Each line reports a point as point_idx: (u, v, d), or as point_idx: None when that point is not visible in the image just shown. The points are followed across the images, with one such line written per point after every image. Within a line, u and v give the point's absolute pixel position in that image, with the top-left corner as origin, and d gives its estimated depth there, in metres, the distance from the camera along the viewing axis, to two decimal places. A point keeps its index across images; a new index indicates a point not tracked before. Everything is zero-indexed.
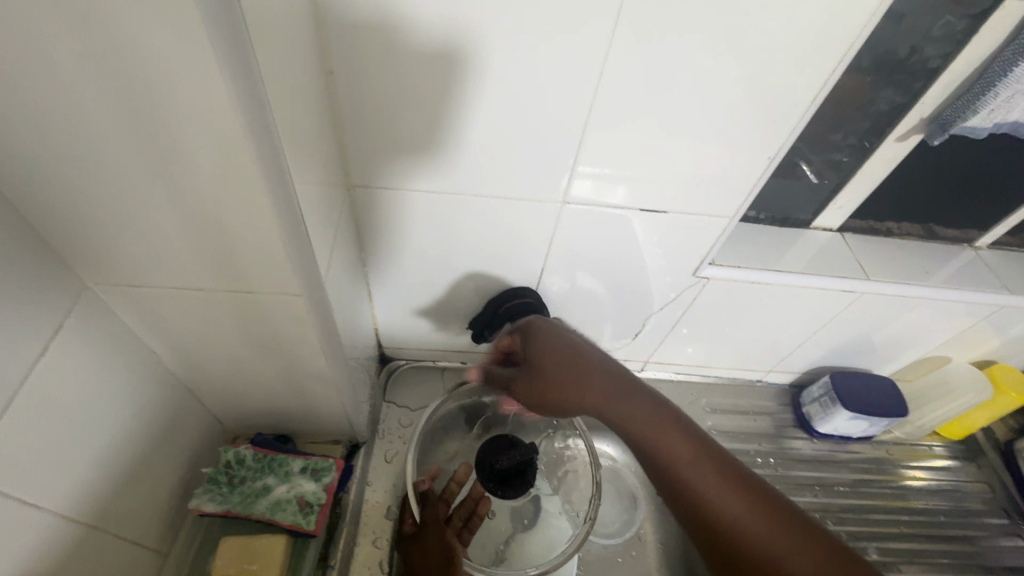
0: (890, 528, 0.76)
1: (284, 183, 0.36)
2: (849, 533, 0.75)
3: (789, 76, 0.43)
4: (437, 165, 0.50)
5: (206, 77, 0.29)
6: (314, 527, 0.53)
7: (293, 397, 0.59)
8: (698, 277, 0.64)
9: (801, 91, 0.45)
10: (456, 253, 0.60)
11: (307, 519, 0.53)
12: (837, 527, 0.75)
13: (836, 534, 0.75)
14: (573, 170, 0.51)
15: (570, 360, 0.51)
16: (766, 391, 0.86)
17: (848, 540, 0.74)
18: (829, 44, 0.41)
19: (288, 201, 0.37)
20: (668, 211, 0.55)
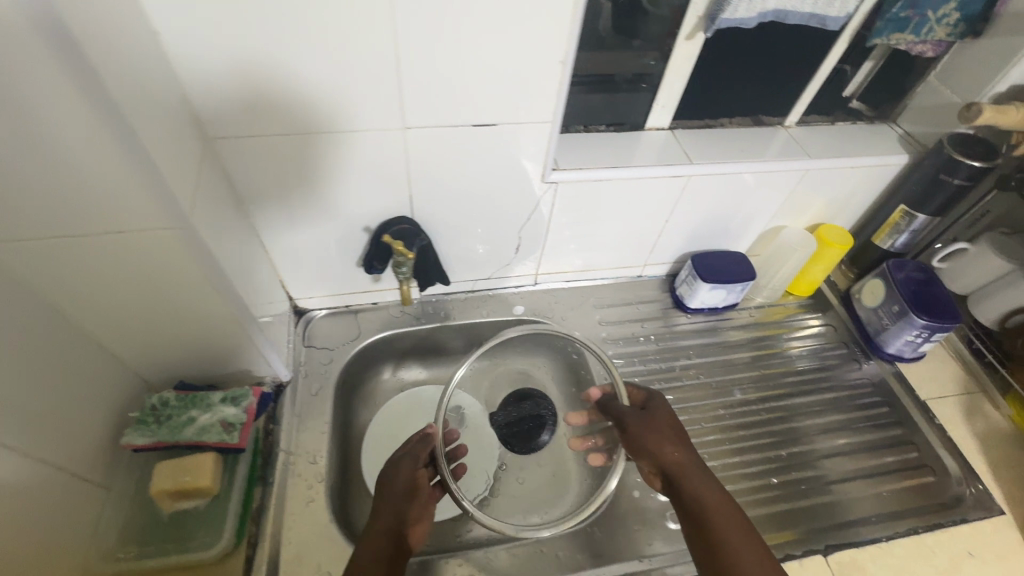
0: (754, 372, 0.91)
1: (115, 123, 0.42)
2: (718, 382, 0.89)
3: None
4: (283, 107, 0.57)
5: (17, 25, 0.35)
6: (239, 440, 0.61)
7: (203, 343, 0.66)
8: (547, 182, 0.74)
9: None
10: (331, 192, 0.68)
11: (232, 435, 0.61)
12: (708, 379, 0.89)
13: (707, 385, 0.89)
14: (403, 98, 0.58)
15: (673, 426, 0.64)
16: (646, 283, 0.99)
17: (717, 387, 0.89)
18: None
19: (126, 140, 0.43)
20: (497, 122, 0.64)
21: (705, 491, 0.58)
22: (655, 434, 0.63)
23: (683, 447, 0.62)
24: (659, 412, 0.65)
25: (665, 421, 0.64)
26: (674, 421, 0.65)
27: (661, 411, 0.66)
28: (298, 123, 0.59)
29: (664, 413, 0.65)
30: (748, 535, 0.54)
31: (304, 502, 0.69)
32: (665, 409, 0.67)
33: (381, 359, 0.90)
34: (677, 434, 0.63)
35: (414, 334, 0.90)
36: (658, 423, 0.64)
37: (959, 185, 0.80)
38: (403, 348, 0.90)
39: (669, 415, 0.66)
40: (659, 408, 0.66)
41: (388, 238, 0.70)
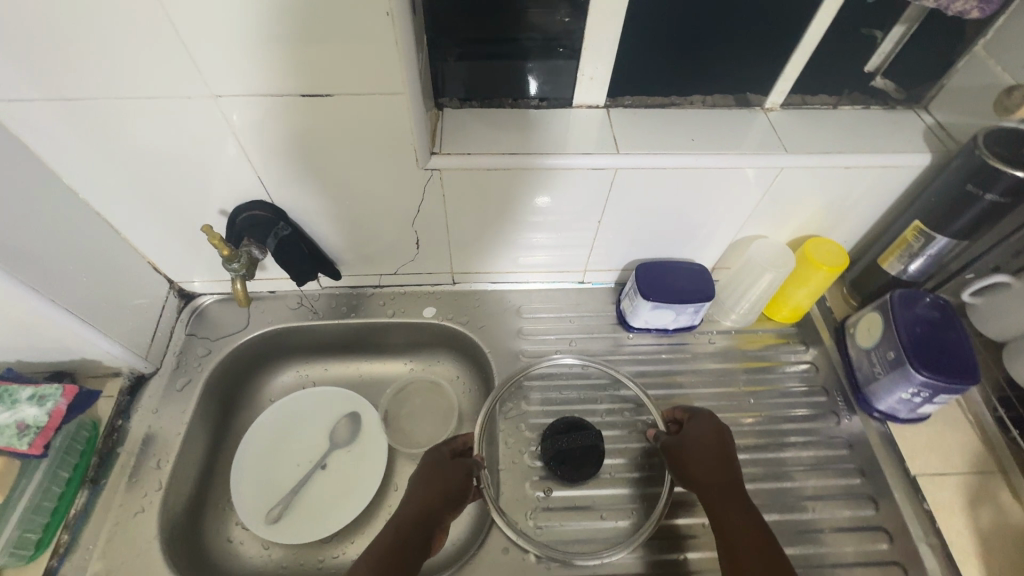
0: None
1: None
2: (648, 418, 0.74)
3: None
4: (59, 66, 0.48)
5: None
6: (27, 447, 0.56)
7: (22, 332, 0.59)
8: (427, 169, 0.61)
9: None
10: (167, 167, 0.59)
11: (23, 440, 0.56)
12: (636, 416, 0.73)
13: (632, 422, 0.73)
14: (195, 58, 0.48)
15: (721, 449, 0.61)
16: (588, 291, 0.84)
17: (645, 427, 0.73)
18: None
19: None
20: (332, 92, 0.52)
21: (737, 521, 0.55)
22: (698, 457, 0.61)
23: (727, 469, 0.59)
24: (697, 432, 0.63)
25: (706, 446, 0.61)
26: (717, 442, 0.62)
27: (700, 431, 0.63)
28: (85, 84, 0.50)
29: (710, 434, 0.62)
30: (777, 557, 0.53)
31: (133, 511, 0.62)
32: (708, 427, 0.63)
33: (274, 353, 0.82)
34: (716, 458, 0.60)
35: (309, 329, 0.80)
36: (700, 445, 0.61)
37: (991, 201, 0.58)
38: (299, 343, 0.82)
39: (710, 436, 0.62)
40: (699, 427, 0.63)
41: (206, 228, 0.59)
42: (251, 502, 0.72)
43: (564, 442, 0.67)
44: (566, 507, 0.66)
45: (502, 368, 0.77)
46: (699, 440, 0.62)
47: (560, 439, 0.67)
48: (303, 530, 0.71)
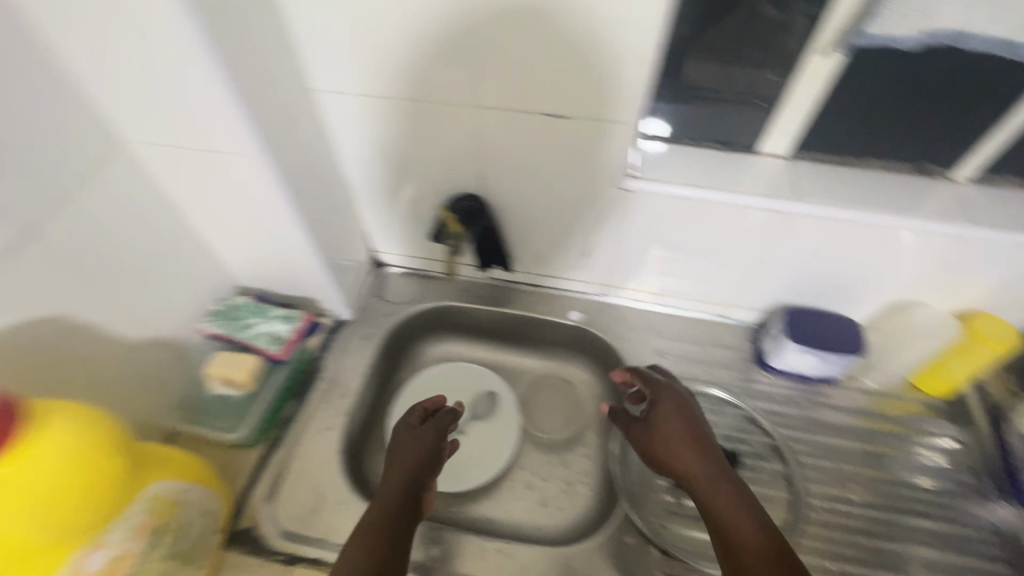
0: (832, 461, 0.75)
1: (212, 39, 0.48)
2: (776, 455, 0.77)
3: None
4: (374, 73, 0.63)
5: None
6: (279, 351, 0.71)
7: (280, 268, 0.76)
8: (621, 189, 0.70)
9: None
10: (413, 158, 0.73)
11: (275, 346, 0.72)
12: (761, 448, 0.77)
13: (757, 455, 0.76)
14: (479, 78, 0.61)
15: (678, 425, 0.63)
16: (728, 325, 0.88)
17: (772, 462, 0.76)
18: None
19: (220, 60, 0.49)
20: (569, 116, 0.63)
21: (721, 507, 0.55)
22: (659, 440, 0.63)
23: (703, 455, 0.60)
24: (661, 413, 0.64)
25: (668, 429, 0.63)
26: (658, 420, 0.64)
27: (659, 412, 0.65)
28: (387, 88, 0.64)
29: (672, 414, 0.64)
30: (755, 543, 0.51)
31: (325, 428, 0.76)
32: (665, 403, 0.65)
33: (436, 326, 0.95)
34: (689, 436, 0.62)
35: (470, 311, 0.92)
36: (663, 426, 0.63)
37: None
38: (458, 321, 0.94)
39: (658, 416, 0.64)
40: (658, 408, 0.65)
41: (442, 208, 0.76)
42: None
43: None
44: (692, 517, 0.71)
45: None
46: (662, 419, 0.64)
47: None
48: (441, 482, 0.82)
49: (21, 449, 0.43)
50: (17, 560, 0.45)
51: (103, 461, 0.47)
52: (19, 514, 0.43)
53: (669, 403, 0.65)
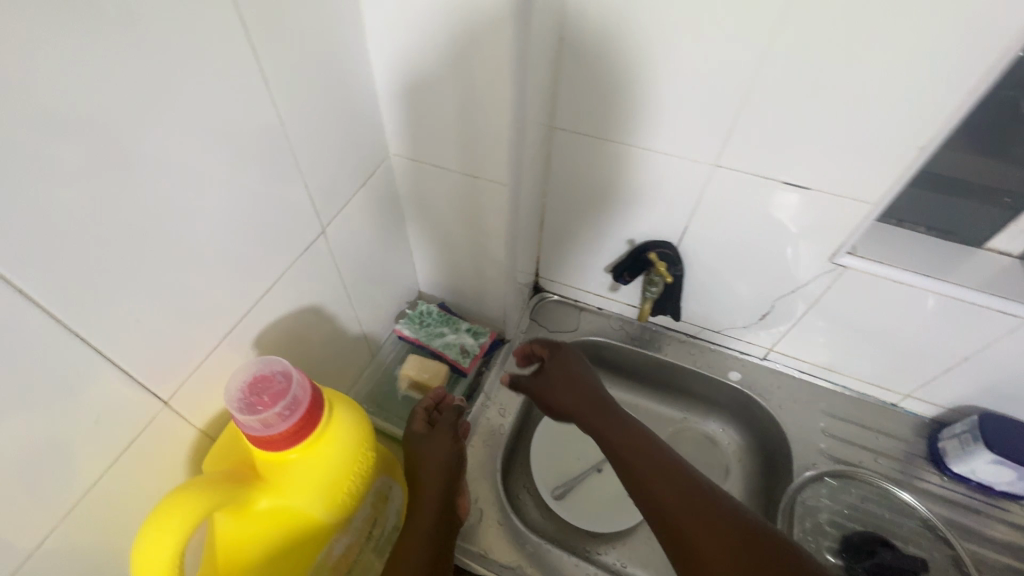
0: None
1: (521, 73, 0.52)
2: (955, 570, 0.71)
3: (958, 49, 0.48)
4: (619, 117, 0.65)
5: (503, 22, 0.46)
6: (468, 365, 0.76)
7: (471, 282, 0.79)
8: (833, 263, 0.69)
9: (960, 70, 0.49)
10: (619, 197, 0.74)
11: (464, 359, 0.76)
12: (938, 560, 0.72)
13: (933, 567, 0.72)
14: (726, 140, 0.62)
15: (578, 394, 0.72)
16: (898, 415, 0.83)
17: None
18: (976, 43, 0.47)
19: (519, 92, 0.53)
20: (810, 186, 0.62)
21: (663, 492, 0.60)
22: (568, 393, 0.73)
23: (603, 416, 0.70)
24: (558, 364, 0.74)
25: (571, 389, 0.73)
26: (581, 387, 0.73)
27: (559, 370, 0.74)
28: (624, 132, 0.67)
29: (561, 370, 0.74)
30: (712, 524, 0.56)
31: (485, 442, 0.79)
32: (564, 359, 0.75)
33: (584, 357, 0.95)
34: (584, 392, 0.72)
35: (623, 350, 0.92)
36: (561, 376, 0.74)
37: None
38: (607, 357, 0.94)
39: (569, 376, 0.73)
40: (553, 363, 0.75)
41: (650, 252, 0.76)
42: (543, 475, 0.85)
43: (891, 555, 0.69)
44: None
45: (798, 453, 0.79)
46: (565, 377, 0.73)
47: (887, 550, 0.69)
48: (579, 518, 0.81)
49: (320, 437, 0.44)
50: (279, 537, 0.44)
51: (366, 456, 0.49)
52: (310, 500, 0.44)
53: (564, 364, 0.75)
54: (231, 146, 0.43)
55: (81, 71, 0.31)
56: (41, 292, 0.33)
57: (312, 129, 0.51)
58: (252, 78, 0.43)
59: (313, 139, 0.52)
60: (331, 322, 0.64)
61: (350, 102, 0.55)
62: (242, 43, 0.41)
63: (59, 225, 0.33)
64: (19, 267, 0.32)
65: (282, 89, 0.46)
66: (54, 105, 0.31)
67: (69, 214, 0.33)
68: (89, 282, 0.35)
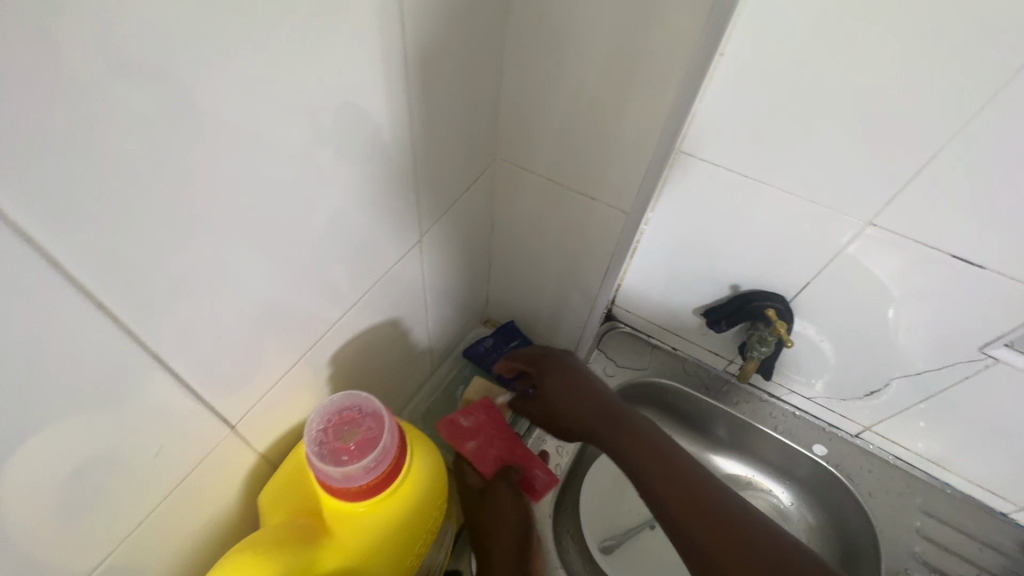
0: None
1: (682, 92, 0.45)
2: None
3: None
4: (759, 153, 0.57)
5: (686, 34, 0.40)
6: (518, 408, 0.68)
7: (550, 305, 0.72)
8: (982, 353, 0.60)
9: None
10: (733, 241, 0.66)
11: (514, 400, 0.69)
12: None
13: None
14: (888, 198, 0.54)
15: (581, 404, 0.61)
16: (1007, 527, 0.73)
17: None
18: None
19: (671, 115, 0.46)
20: (984, 265, 0.54)
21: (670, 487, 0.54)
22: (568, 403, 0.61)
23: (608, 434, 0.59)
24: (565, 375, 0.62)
25: (572, 400, 0.61)
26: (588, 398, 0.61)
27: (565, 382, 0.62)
28: (760, 170, 0.58)
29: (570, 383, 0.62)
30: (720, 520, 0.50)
31: None
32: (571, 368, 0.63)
33: (649, 400, 0.87)
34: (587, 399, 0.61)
35: (695, 400, 0.83)
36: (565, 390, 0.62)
37: None
38: (674, 404, 0.86)
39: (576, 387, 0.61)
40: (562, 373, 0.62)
41: (768, 310, 0.67)
42: (591, 524, 0.77)
43: None
44: None
45: (888, 554, 0.70)
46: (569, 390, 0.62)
47: None
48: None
49: (397, 489, 0.37)
50: None
51: (437, 508, 0.42)
52: (377, 561, 0.37)
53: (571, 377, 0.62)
54: (346, 140, 0.38)
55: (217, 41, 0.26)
56: (129, 296, 0.28)
57: (429, 128, 0.46)
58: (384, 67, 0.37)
59: (427, 138, 0.46)
60: (403, 336, 0.58)
61: (472, 104, 0.49)
62: (382, 27, 0.35)
63: (161, 219, 0.28)
64: (111, 265, 0.27)
65: (410, 81, 0.41)
66: (183, 80, 0.25)
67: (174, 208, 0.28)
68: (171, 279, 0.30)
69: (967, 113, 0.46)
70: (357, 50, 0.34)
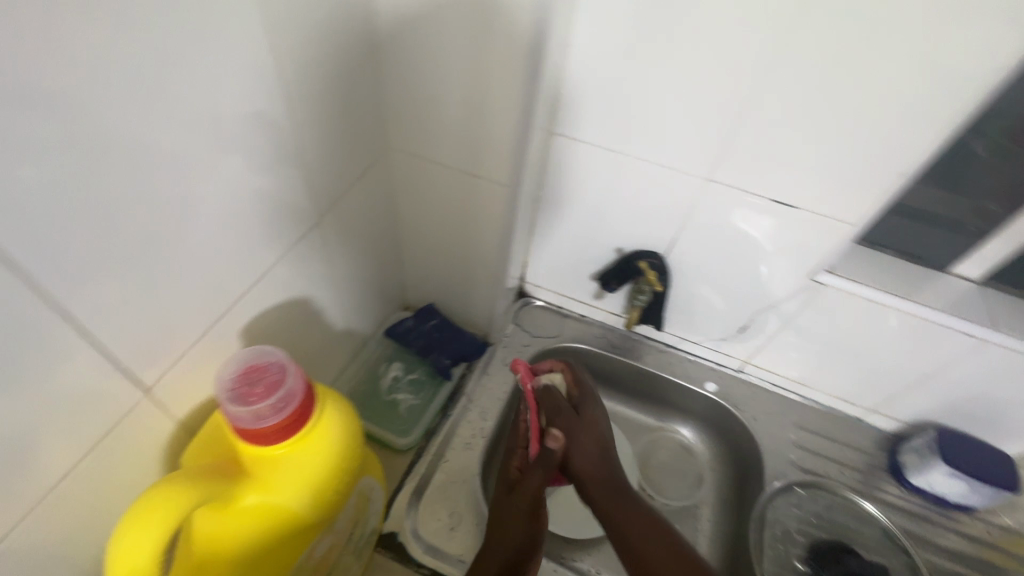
0: None
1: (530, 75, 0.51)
2: None
3: (951, 79, 0.51)
4: (617, 127, 0.67)
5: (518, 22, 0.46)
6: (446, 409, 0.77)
7: (460, 283, 0.79)
8: (812, 281, 0.72)
9: (952, 102, 0.52)
10: (611, 209, 0.76)
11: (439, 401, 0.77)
12: None
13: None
14: (721, 155, 0.64)
15: (587, 441, 0.65)
16: (864, 430, 0.87)
17: None
18: (958, 84, 0.51)
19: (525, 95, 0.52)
20: (798, 206, 0.65)
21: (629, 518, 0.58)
22: (576, 441, 0.65)
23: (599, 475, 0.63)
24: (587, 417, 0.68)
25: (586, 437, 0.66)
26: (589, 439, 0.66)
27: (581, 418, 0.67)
28: (621, 141, 0.68)
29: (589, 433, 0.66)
30: (666, 539, 0.55)
31: (465, 446, 0.75)
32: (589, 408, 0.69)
33: (565, 365, 0.95)
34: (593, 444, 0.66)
35: (605, 359, 0.93)
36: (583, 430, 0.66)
37: None
38: (587, 365, 0.94)
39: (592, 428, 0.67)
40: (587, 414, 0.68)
41: (643, 263, 0.77)
42: None
43: (853, 560, 0.71)
44: None
45: (770, 464, 0.82)
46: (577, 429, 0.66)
47: (848, 554, 0.72)
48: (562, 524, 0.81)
49: (310, 433, 0.42)
50: (263, 533, 0.42)
51: (353, 456, 0.47)
52: (295, 496, 0.42)
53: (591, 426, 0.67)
54: (232, 129, 0.42)
55: (86, 31, 0.29)
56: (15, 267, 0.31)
57: (315, 115, 0.50)
58: (260, 55, 0.41)
59: (315, 124, 0.51)
60: (317, 317, 0.62)
61: (355, 92, 0.54)
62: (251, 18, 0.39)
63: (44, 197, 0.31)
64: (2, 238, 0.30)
65: (288, 70, 0.45)
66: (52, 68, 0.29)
67: (63, 180, 0.31)
68: (59, 255, 0.33)
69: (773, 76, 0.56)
70: (228, 37, 0.38)
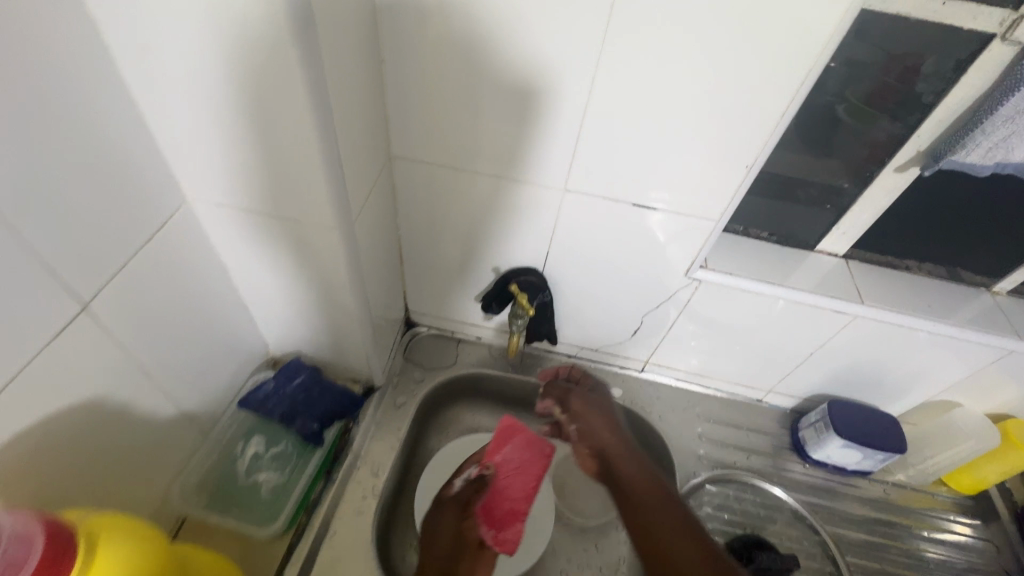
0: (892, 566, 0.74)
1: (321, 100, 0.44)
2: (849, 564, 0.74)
3: (772, 70, 0.49)
4: (460, 142, 0.61)
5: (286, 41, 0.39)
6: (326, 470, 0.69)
7: (324, 330, 0.70)
8: (689, 277, 0.70)
9: (778, 94, 0.50)
10: (477, 228, 0.70)
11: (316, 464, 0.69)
12: (842, 558, 0.74)
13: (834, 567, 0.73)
14: (573, 162, 0.60)
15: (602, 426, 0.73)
16: (765, 410, 0.88)
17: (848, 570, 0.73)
18: (785, 72, 0.49)
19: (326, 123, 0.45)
20: (658, 207, 0.62)
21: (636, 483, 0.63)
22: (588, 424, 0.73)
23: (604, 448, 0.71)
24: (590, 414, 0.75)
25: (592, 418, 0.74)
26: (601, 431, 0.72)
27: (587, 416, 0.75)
28: (467, 157, 0.62)
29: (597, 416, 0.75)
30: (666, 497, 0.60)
31: (355, 511, 0.68)
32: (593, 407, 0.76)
33: (466, 394, 0.88)
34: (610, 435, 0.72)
35: (506, 381, 0.87)
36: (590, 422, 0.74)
37: None
38: (489, 390, 0.89)
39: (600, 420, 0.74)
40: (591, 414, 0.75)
41: (514, 285, 0.72)
42: None
43: (766, 558, 0.70)
44: None
45: (680, 464, 0.80)
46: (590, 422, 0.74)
47: (760, 553, 0.70)
48: None
49: None
50: None
51: None
52: None
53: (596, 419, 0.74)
54: None
55: None
56: None
57: (51, 182, 0.39)
58: None
59: (64, 191, 0.40)
60: (133, 410, 0.52)
61: (113, 138, 0.44)
62: None
63: None
64: None
65: None
66: None
67: None
68: None
69: (602, 75, 0.52)
70: None
